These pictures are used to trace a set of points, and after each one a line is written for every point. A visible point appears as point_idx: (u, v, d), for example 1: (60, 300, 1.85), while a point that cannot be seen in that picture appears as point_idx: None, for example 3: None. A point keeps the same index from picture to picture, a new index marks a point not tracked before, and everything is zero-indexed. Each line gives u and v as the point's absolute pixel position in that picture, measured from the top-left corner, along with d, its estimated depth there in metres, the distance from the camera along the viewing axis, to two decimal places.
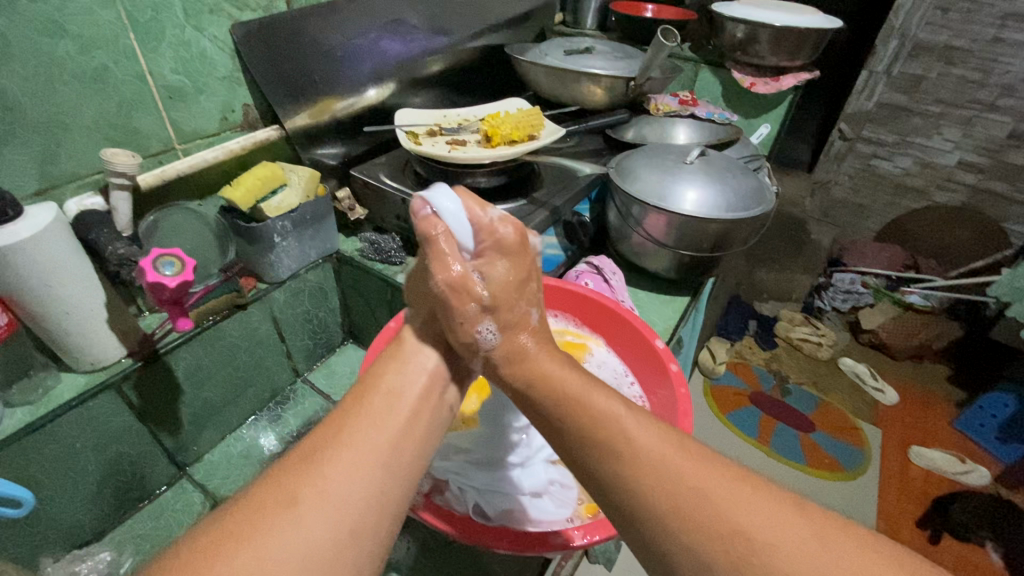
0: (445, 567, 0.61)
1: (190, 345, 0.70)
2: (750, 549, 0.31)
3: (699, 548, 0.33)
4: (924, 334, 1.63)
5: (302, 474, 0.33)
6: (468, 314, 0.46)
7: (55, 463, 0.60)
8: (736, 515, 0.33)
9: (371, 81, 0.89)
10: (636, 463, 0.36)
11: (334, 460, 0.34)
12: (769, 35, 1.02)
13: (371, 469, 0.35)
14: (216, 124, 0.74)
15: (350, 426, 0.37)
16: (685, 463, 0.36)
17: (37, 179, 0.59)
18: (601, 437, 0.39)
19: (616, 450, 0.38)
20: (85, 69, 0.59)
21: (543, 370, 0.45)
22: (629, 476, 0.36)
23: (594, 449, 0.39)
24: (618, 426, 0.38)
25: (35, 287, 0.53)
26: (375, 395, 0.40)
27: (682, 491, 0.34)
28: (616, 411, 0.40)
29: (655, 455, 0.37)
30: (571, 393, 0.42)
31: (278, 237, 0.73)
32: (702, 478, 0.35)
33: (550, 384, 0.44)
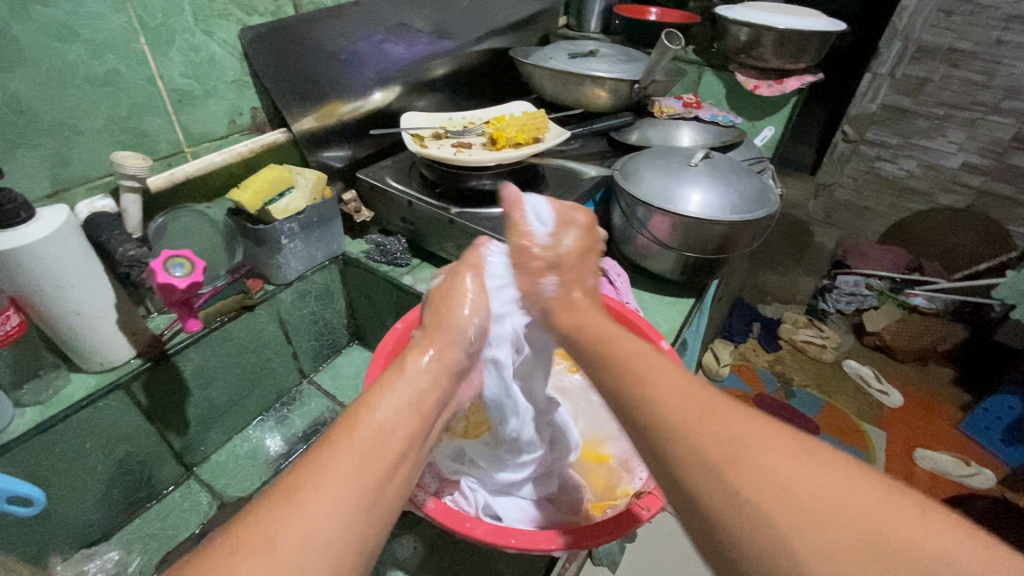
0: (452, 567, 0.61)
1: (198, 346, 0.70)
2: (746, 454, 0.31)
3: (700, 447, 0.32)
4: (929, 336, 1.63)
5: (282, 508, 0.32)
6: (533, 269, 0.55)
7: (64, 463, 0.61)
8: (737, 427, 0.33)
9: (377, 84, 0.89)
10: (649, 386, 0.38)
11: (319, 499, 0.34)
12: (773, 38, 1.02)
13: (353, 515, 0.34)
14: (225, 127, 0.75)
15: (335, 460, 0.36)
16: (696, 388, 0.37)
17: (49, 182, 0.60)
18: (623, 365, 0.41)
19: (635, 374, 0.39)
20: (96, 73, 0.60)
21: (580, 321, 0.49)
22: (642, 396, 0.37)
23: (614, 374, 0.41)
24: (637, 361, 0.40)
25: (47, 288, 0.54)
26: (363, 431, 0.39)
27: (690, 406, 0.35)
28: (639, 351, 0.42)
29: (670, 382, 0.38)
30: (600, 337, 0.46)
31: (285, 239, 0.74)
32: (712, 401, 0.35)
33: (585, 332, 0.47)
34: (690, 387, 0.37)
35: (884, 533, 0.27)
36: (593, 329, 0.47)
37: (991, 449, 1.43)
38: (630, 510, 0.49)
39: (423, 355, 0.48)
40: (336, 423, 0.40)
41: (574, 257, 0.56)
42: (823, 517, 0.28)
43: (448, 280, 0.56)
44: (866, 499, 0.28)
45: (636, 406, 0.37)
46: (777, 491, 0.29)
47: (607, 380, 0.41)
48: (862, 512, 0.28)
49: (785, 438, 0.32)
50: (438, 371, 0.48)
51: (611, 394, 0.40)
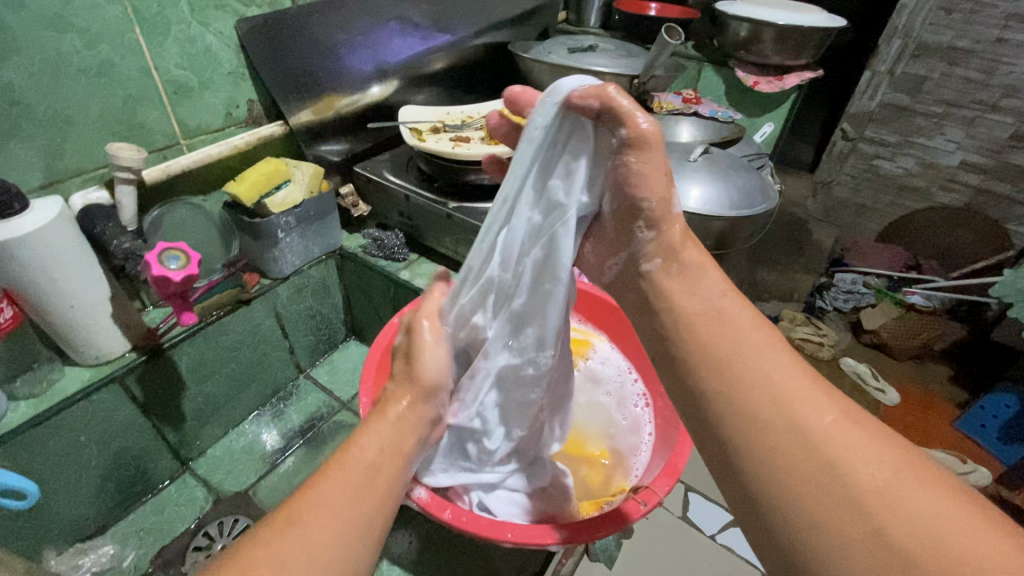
0: (450, 561, 0.61)
1: (194, 340, 0.70)
2: (897, 497, 0.28)
3: (844, 484, 0.29)
4: (924, 335, 1.61)
5: (279, 536, 0.33)
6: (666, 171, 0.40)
7: (58, 456, 0.60)
8: (856, 448, 0.30)
9: (374, 78, 0.89)
10: (769, 391, 0.33)
11: (314, 526, 0.34)
12: (773, 34, 1.02)
13: (346, 544, 0.34)
14: (221, 120, 0.74)
15: (328, 491, 0.37)
16: (815, 397, 0.33)
17: (43, 174, 0.59)
18: (732, 352, 0.35)
19: (750, 374, 0.34)
20: (91, 63, 0.59)
21: (687, 262, 0.41)
22: (744, 390, 0.33)
23: (716, 368, 0.35)
24: (740, 341, 0.35)
25: (41, 280, 0.53)
26: (354, 463, 0.39)
27: (821, 428, 0.31)
28: (742, 323, 0.37)
29: (773, 375, 0.34)
30: (696, 297, 0.39)
31: (282, 232, 0.74)
32: (847, 421, 0.32)
33: (679, 286, 0.40)
34: (818, 398, 0.33)
35: None
36: (707, 284, 0.39)
37: (990, 450, 1.42)
38: (630, 504, 0.49)
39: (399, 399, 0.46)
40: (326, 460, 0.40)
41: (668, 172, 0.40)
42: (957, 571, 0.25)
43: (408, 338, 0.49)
44: (1000, 548, 0.26)
45: (742, 419, 0.33)
46: (914, 540, 0.27)
47: (710, 357, 0.36)
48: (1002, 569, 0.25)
49: (929, 477, 0.29)
50: (413, 416, 0.45)
51: (701, 391, 0.35)
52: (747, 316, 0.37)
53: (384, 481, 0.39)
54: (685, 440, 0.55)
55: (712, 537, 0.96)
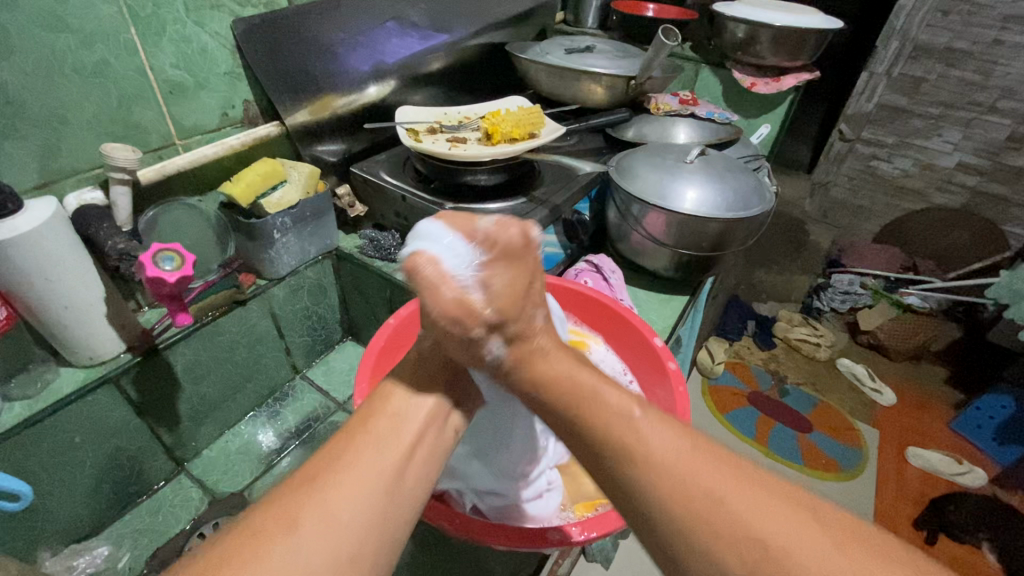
0: (444, 562, 0.61)
1: (190, 341, 0.70)
2: (780, 560, 0.29)
3: (722, 563, 0.30)
4: (923, 335, 1.63)
5: (301, 493, 0.33)
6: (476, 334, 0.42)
7: (53, 457, 0.60)
8: (766, 527, 0.30)
9: (371, 78, 0.88)
10: (650, 471, 0.33)
11: (335, 483, 0.33)
12: (770, 35, 1.02)
13: (370, 502, 0.34)
14: (217, 120, 0.74)
15: (353, 450, 0.36)
16: (717, 473, 0.32)
17: (37, 173, 0.59)
18: (608, 440, 0.36)
19: (634, 454, 0.34)
20: (85, 63, 0.59)
21: (552, 369, 0.41)
22: (650, 487, 0.33)
23: (604, 443, 0.36)
24: (629, 431, 0.35)
25: (35, 281, 0.53)
26: (380, 418, 0.39)
27: (705, 496, 0.31)
28: (629, 410, 0.37)
29: (671, 462, 0.33)
30: (582, 388, 0.39)
31: (277, 233, 0.73)
32: (731, 483, 0.32)
33: (561, 382, 0.40)
34: (700, 468, 0.33)
35: None
36: (581, 378, 0.40)
37: (981, 447, 1.44)
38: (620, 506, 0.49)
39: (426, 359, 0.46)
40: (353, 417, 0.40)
41: (514, 284, 0.42)
42: None
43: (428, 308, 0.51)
44: None
45: (642, 499, 0.33)
46: None
47: (611, 450, 0.35)
48: None
49: (813, 530, 0.30)
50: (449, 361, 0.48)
51: (624, 487, 0.34)
52: (629, 400, 0.37)
53: (410, 440, 0.39)
54: None
55: None
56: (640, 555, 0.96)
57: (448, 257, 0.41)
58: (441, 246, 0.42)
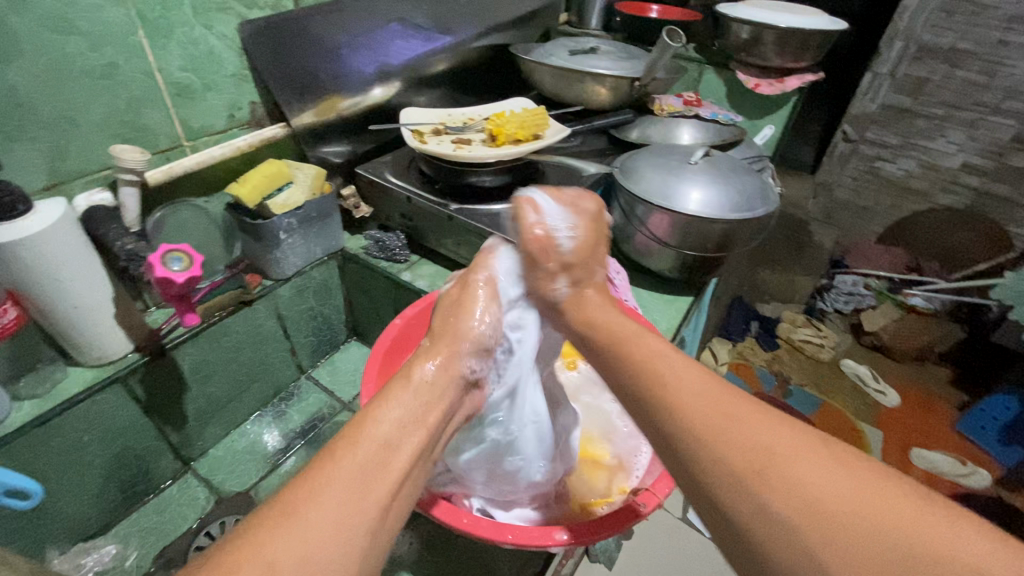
0: (450, 561, 0.61)
1: (197, 341, 0.70)
2: (769, 455, 0.33)
3: (720, 456, 0.34)
4: (926, 337, 1.68)
5: (283, 525, 0.32)
6: (547, 271, 0.54)
7: (60, 457, 0.61)
8: (760, 433, 0.34)
9: (376, 80, 0.89)
10: (669, 394, 0.39)
11: (319, 515, 0.33)
12: (774, 36, 1.02)
13: (353, 536, 0.33)
14: (224, 121, 0.74)
15: (337, 478, 0.35)
16: (726, 394, 0.37)
17: (47, 175, 0.60)
18: (641, 366, 0.42)
19: (659, 380, 0.40)
20: (95, 65, 0.59)
21: (598, 319, 0.50)
22: (667, 398, 0.38)
23: (637, 374, 0.42)
24: (657, 362, 0.41)
25: (45, 281, 0.54)
26: (368, 444, 0.39)
27: (716, 417, 0.36)
28: (660, 350, 0.43)
29: (687, 382, 0.39)
30: (623, 335, 0.46)
31: (284, 234, 0.74)
32: (745, 409, 0.36)
33: (604, 330, 0.48)
34: (717, 396, 0.37)
35: (900, 537, 0.28)
36: (623, 326, 0.47)
37: (985, 448, 1.44)
38: (626, 508, 0.48)
39: (424, 366, 0.47)
40: (340, 437, 0.39)
41: (586, 246, 0.56)
42: (848, 526, 0.29)
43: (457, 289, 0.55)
44: (887, 503, 0.29)
45: (663, 415, 0.38)
46: (810, 509, 0.30)
47: (640, 373, 0.42)
48: (884, 519, 0.28)
49: (814, 452, 0.33)
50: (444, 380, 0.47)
51: (644, 402, 0.40)
52: (662, 343, 0.44)
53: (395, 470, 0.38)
54: None
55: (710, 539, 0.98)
56: (644, 556, 0.96)
57: (544, 206, 0.57)
58: (544, 201, 0.57)
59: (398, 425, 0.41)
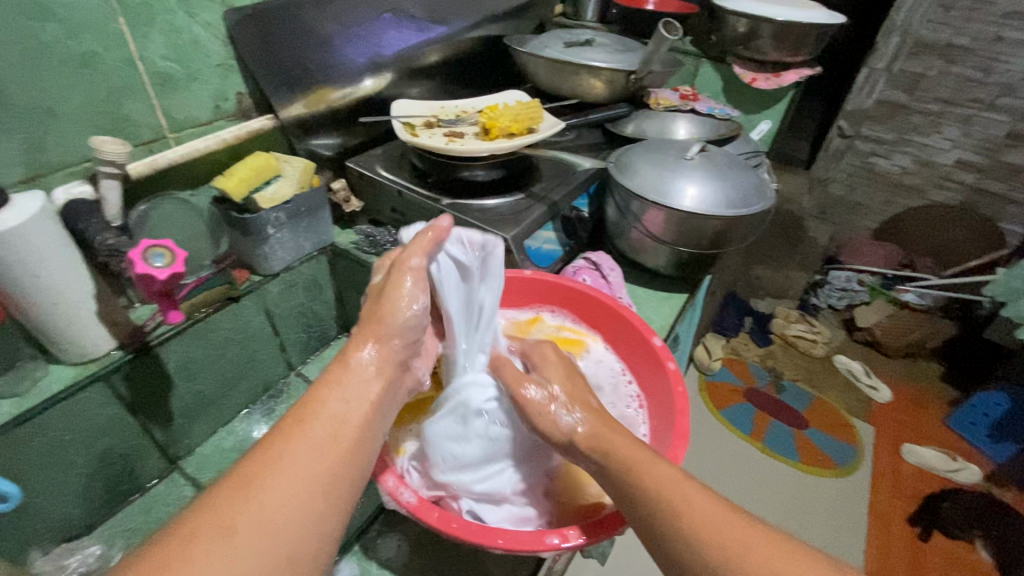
0: (440, 562, 0.60)
1: (182, 338, 0.68)
2: None
3: None
4: (918, 332, 1.66)
5: (237, 500, 0.33)
6: (544, 406, 0.49)
7: (42, 457, 0.59)
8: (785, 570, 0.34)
9: (367, 71, 0.87)
10: (684, 524, 0.37)
11: (272, 492, 0.34)
12: (772, 30, 1.01)
13: (303, 505, 0.34)
14: (209, 113, 0.73)
15: (287, 453, 0.36)
16: (744, 527, 0.36)
17: (24, 167, 0.58)
18: (654, 498, 0.39)
19: (670, 510, 0.38)
20: (73, 54, 0.57)
21: (602, 440, 0.45)
22: (688, 538, 0.37)
23: (641, 497, 0.40)
24: (671, 493, 0.39)
25: (22, 278, 0.52)
26: (317, 419, 0.39)
27: (732, 551, 0.35)
28: (669, 478, 0.40)
29: (708, 517, 0.37)
30: (628, 459, 0.43)
31: (272, 228, 0.72)
32: (754, 538, 0.36)
33: (608, 452, 0.44)
34: (732, 525, 0.37)
35: None
36: (623, 449, 0.44)
37: (978, 446, 1.45)
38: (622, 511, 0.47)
39: (364, 348, 0.45)
40: (291, 412, 0.39)
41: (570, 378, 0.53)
42: None
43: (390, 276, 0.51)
44: None
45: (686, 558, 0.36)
46: None
47: (655, 511, 0.39)
48: None
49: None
50: (386, 362, 0.46)
51: (663, 539, 0.38)
52: (668, 468, 0.41)
53: (346, 439, 0.39)
54: (680, 444, 0.52)
55: None
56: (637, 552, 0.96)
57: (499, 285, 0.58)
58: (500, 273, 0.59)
59: (345, 401, 0.41)
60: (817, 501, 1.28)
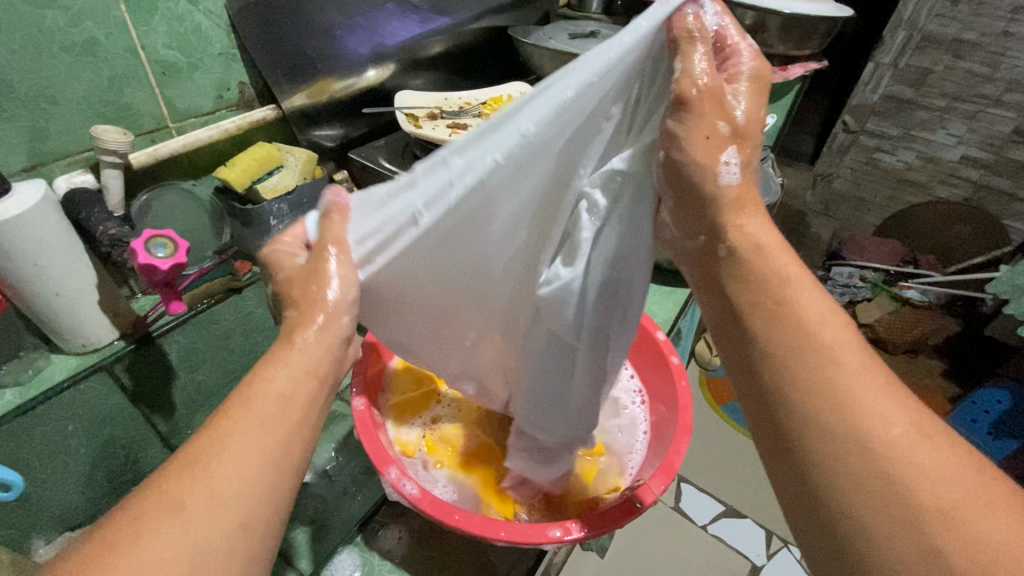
0: (441, 554, 0.60)
1: (184, 328, 0.68)
2: (930, 491, 0.26)
3: (862, 475, 0.28)
4: (920, 329, 1.63)
5: (184, 477, 0.30)
6: (711, 138, 0.34)
7: (45, 445, 0.59)
8: (927, 456, 0.28)
9: (370, 61, 0.86)
10: (837, 387, 0.30)
11: (220, 468, 0.30)
12: (779, 23, 1.00)
13: (259, 470, 0.31)
14: (211, 102, 0.72)
15: (235, 419, 0.33)
16: (887, 396, 0.30)
17: (26, 156, 0.57)
18: (794, 325, 0.32)
19: (800, 358, 0.31)
20: (74, 42, 0.57)
21: (751, 238, 0.34)
22: (816, 381, 0.30)
23: (772, 317, 0.32)
24: (816, 330, 0.32)
25: (24, 266, 0.52)
26: (264, 396, 0.34)
27: (868, 417, 0.29)
28: (817, 311, 0.32)
29: (848, 375, 0.30)
30: (775, 271, 0.34)
31: (274, 220, 0.70)
32: (915, 433, 0.28)
33: (752, 256, 0.34)
34: (896, 412, 0.29)
35: None
36: (773, 260, 0.34)
37: (977, 442, 1.44)
38: (622, 505, 0.47)
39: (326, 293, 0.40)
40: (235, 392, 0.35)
41: (715, 94, 0.34)
42: None
43: (310, 261, 0.41)
44: None
45: (806, 403, 0.30)
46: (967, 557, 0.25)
47: (788, 334, 0.32)
48: None
49: (996, 501, 0.26)
50: (329, 338, 0.39)
51: (776, 372, 0.31)
52: (820, 302, 0.33)
53: (303, 398, 0.35)
54: (681, 438, 0.52)
55: (703, 527, 1.08)
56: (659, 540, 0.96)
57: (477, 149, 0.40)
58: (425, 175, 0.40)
59: (293, 373, 0.36)
60: None
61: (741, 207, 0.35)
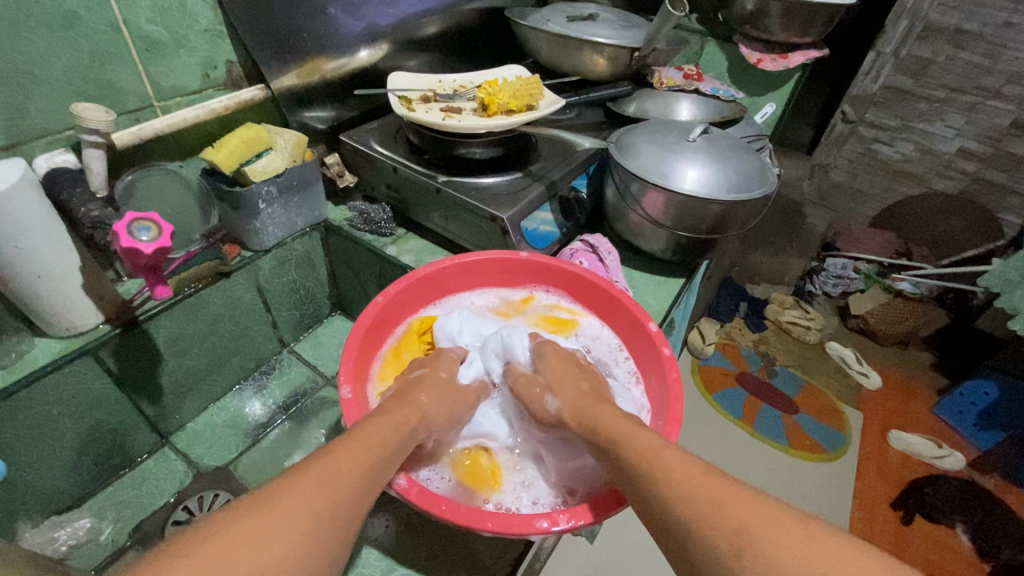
0: (429, 542, 0.60)
1: (172, 313, 0.67)
2: (754, 540, 0.34)
3: (713, 546, 0.35)
4: (910, 321, 1.68)
5: (275, 496, 0.36)
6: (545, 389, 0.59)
7: (29, 430, 0.59)
8: (745, 512, 0.36)
9: (363, 41, 0.84)
10: (666, 489, 0.39)
11: (306, 496, 0.37)
12: (781, 8, 0.98)
13: (326, 506, 0.37)
14: (198, 81, 0.70)
15: (307, 465, 0.40)
16: (705, 477, 0.39)
17: (3, 135, 0.56)
18: (636, 459, 0.43)
19: (643, 483, 0.41)
20: (53, 15, 0.55)
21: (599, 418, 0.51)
22: (660, 493, 0.40)
23: (628, 462, 0.44)
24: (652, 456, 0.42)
25: (4, 248, 0.50)
26: (345, 451, 0.42)
27: (695, 503, 0.37)
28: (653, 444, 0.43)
29: (677, 475, 0.40)
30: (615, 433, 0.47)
31: (263, 203, 0.71)
32: (725, 496, 0.37)
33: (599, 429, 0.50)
34: (699, 486, 0.38)
35: None
36: (613, 427, 0.48)
37: (964, 433, 1.47)
38: (609, 496, 0.47)
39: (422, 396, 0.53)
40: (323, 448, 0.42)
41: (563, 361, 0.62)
42: None
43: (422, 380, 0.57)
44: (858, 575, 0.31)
45: (662, 507, 0.39)
46: None
47: (637, 467, 0.43)
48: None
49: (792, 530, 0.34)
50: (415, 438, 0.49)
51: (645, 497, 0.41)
52: (652, 437, 0.44)
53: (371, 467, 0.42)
54: (672, 428, 0.53)
55: None
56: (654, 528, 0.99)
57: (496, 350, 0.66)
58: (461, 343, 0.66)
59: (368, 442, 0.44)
60: (803, 484, 1.30)
61: (580, 407, 0.54)
